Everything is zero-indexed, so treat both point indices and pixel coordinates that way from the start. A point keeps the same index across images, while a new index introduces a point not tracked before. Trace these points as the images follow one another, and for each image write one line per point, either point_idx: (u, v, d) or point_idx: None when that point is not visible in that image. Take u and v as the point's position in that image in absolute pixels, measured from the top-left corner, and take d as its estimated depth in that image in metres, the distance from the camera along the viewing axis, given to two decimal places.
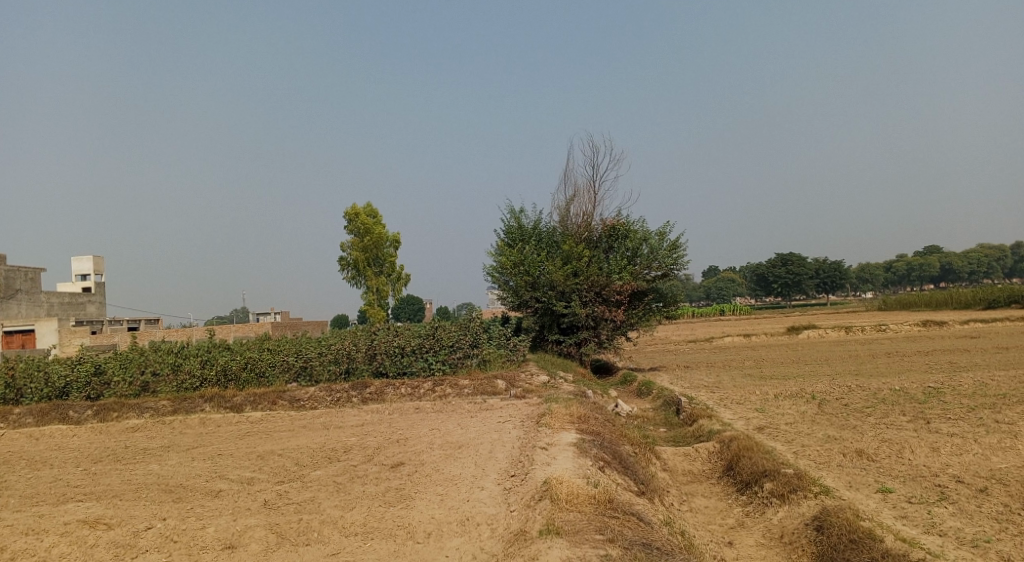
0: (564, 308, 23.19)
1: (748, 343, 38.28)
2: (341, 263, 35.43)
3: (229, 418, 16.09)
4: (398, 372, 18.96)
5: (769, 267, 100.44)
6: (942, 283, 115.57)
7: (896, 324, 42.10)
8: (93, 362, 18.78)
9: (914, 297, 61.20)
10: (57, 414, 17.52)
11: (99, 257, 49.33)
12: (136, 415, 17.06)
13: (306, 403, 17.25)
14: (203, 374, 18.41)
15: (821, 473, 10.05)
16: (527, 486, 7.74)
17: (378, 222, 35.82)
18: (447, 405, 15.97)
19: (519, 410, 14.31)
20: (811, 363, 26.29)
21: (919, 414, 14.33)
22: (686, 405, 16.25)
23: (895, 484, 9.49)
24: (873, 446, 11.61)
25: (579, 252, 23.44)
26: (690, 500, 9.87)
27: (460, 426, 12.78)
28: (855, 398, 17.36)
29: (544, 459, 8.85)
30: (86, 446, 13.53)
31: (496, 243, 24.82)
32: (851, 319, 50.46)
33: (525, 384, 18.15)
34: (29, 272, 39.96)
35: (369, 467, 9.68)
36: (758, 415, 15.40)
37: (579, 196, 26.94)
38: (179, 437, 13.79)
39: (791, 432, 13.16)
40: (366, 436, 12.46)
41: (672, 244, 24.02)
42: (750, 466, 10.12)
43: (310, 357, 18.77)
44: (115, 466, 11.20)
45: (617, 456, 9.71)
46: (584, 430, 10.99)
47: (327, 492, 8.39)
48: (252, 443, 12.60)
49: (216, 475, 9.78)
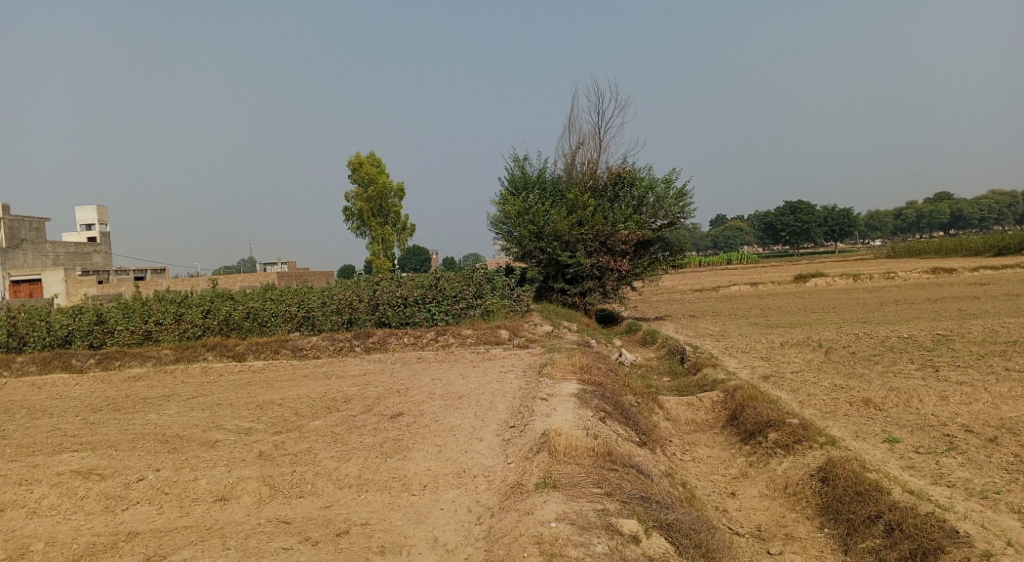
0: (569, 258, 22.87)
1: (755, 291, 38.01)
2: (346, 214, 35.06)
3: (231, 367, 16.04)
4: (400, 322, 18.81)
5: (779, 214, 99.45)
6: (953, 230, 114.35)
7: (905, 272, 41.68)
8: (94, 311, 18.68)
9: (924, 244, 60.55)
10: (60, 363, 17.51)
11: (103, 207, 49.11)
12: (139, 365, 17.04)
13: (308, 352, 17.17)
14: (206, 323, 18.32)
15: (827, 423, 9.87)
16: (526, 437, 7.57)
17: (383, 171, 35.28)
18: (450, 355, 15.88)
19: (522, 360, 14.18)
20: (818, 312, 26.01)
21: (927, 362, 14.12)
22: (690, 354, 16.09)
23: (903, 433, 9.30)
24: (880, 396, 11.41)
25: (585, 201, 23.00)
26: (693, 450, 9.74)
27: (462, 376, 12.66)
28: (861, 346, 17.15)
29: (545, 410, 8.67)
30: (87, 395, 13.51)
31: (500, 193, 24.40)
32: (859, 267, 50.02)
33: (528, 334, 18.03)
34: (34, 222, 39.86)
35: (368, 418, 9.56)
36: (763, 364, 15.24)
37: (585, 143, 26.29)
38: (180, 387, 13.74)
39: (796, 381, 12.98)
40: (366, 385, 12.35)
41: (679, 192, 23.48)
42: (755, 416, 9.94)
43: (312, 307, 18.60)
44: (114, 415, 11.15)
45: (619, 406, 9.55)
46: (586, 380, 10.83)
47: (324, 443, 8.28)
48: (252, 392, 12.52)
49: (213, 425, 9.69)
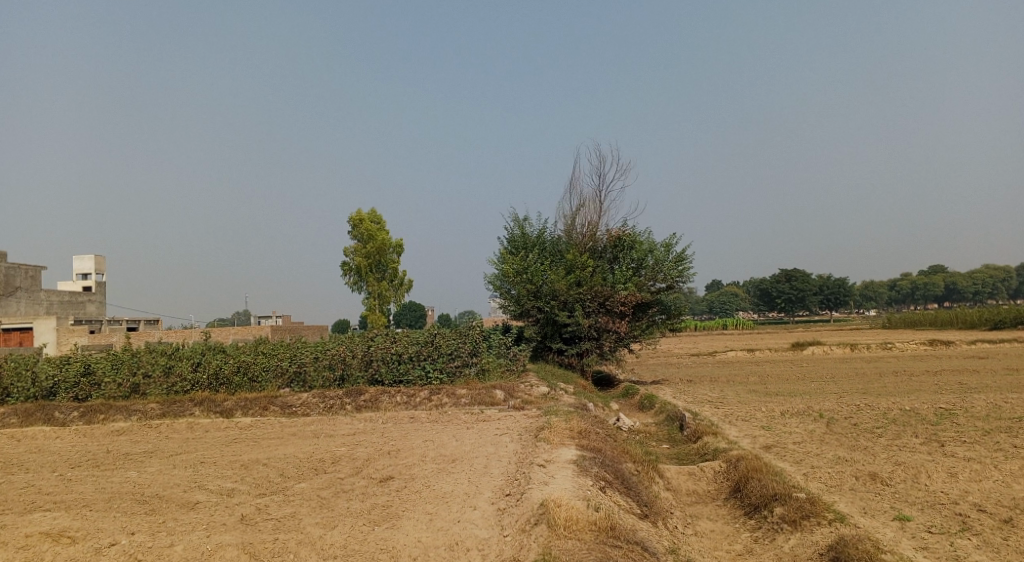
0: (566, 319, 22.66)
1: (752, 358, 37.69)
2: (343, 269, 34.99)
3: (218, 423, 15.59)
4: (394, 380, 18.43)
5: (774, 281, 99.93)
6: (947, 302, 114.87)
7: (902, 343, 41.50)
8: (82, 362, 18.31)
9: (920, 315, 60.57)
10: (42, 415, 17.02)
11: (101, 257, 49.10)
12: (123, 418, 16.56)
13: (298, 409, 16.75)
14: (195, 377, 17.93)
15: (833, 498, 9.52)
16: (523, 507, 7.22)
17: (382, 228, 35.43)
18: (444, 416, 15.48)
19: (518, 423, 13.82)
20: (817, 380, 25.69)
21: (933, 436, 13.79)
22: (690, 421, 15.72)
23: (913, 511, 8.95)
24: (887, 470, 11.06)
25: (584, 262, 22.97)
26: (695, 523, 9.34)
27: (455, 438, 12.28)
28: (864, 417, 16.81)
29: (542, 477, 8.32)
30: (68, 449, 13.04)
31: (499, 251, 24.40)
32: (856, 335, 49.91)
33: (524, 395, 17.67)
34: (30, 270, 39.69)
35: (357, 481, 9.17)
36: (764, 434, 14.87)
37: (585, 205, 26.47)
38: (163, 443, 13.29)
39: (799, 452, 12.62)
40: (357, 446, 11.95)
41: (678, 256, 23.50)
42: (759, 489, 9.58)
43: (305, 362, 18.24)
44: (93, 472, 10.71)
45: (619, 475, 9.20)
46: (584, 446, 10.48)
47: (309, 508, 7.89)
48: (238, 451, 12.10)
49: (195, 485, 9.27)
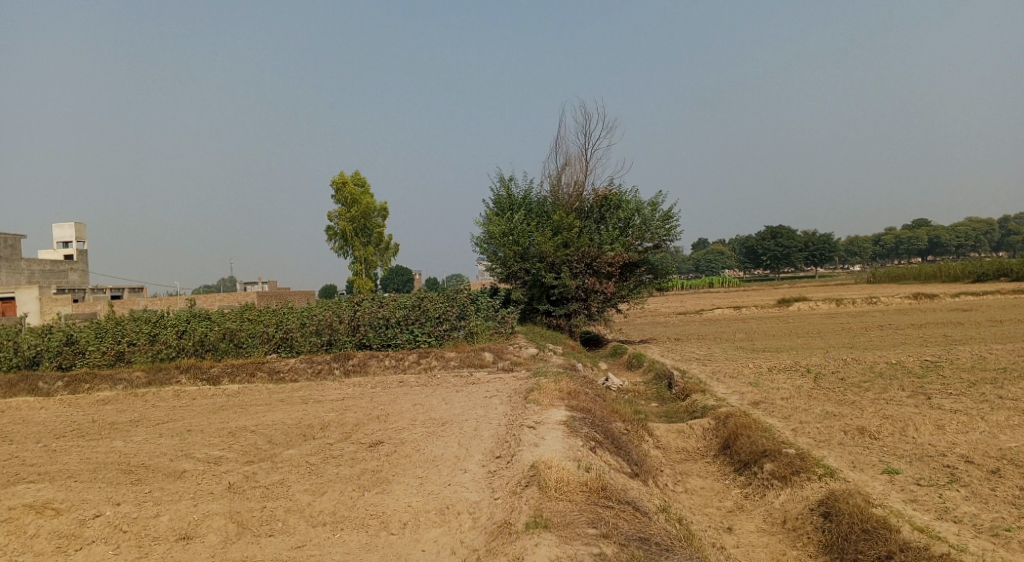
0: (554, 280, 22.56)
1: (739, 315, 37.92)
2: (328, 233, 34.56)
3: (205, 391, 15.46)
4: (382, 344, 18.31)
5: (760, 238, 100.29)
6: (930, 256, 115.95)
7: (887, 297, 41.84)
8: (64, 332, 18.03)
9: (904, 269, 61.03)
10: (26, 385, 16.80)
11: (81, 224, 48.26)
12: (109, 387, 16.37)
13: (286, 375, 16.64)
14: (180, 344, 17.72)
15: (822, 453, 9.57)
16: (514, 469, 7.16)
17: (366, 191, 34.93)
18: (433, 379, 15.42)
19: (507, 384, 13.77)
20: (803, 336, 25.87)
21: (919, 389, 13.90)
22: (678, 379, 15.77)
23: (902, 464, 9.01)
24: (875, 424, 11.13)
25: (570, 222, 22.77)
26: (686, 480, 9.37)
27: (444, 401, 12.21)
28: (850, 372, 16.94)
29: (532, 439, 8.26)
30: (52, 419, 12.87)
31: (485, 213, 24.11)
32: (841, 291, 50.33)
33: (513, 357, 17.63)
34: (9, 239, 38.98)
35: (346, 446, 9.08)
36: (752, 390, 14.95)
37: (571, 165, 26.13)
38: (150, 411, 13.15)
39: (787, 408, 12.69)
40: (346, 411, 11.86)
41: (665, 215, 23.35)
42: (749, 446, 9.60)
43: (291, 328, 18.05)
44: (78, 442, 10.56)
45: (609, 435, 9.16)
46: (574, 406, 10.44)
47: (298, 474, 7.81)
48: (226, 418, 11.99)
49: (181, 454, 9.15)
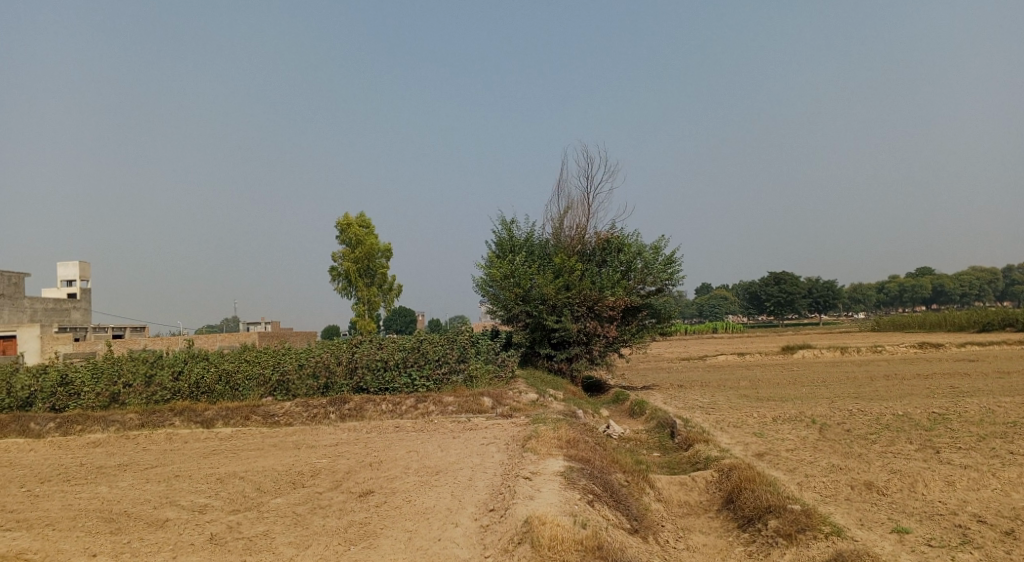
0: (555, 323, 22.35)
1: (743, 361, 37.49)
2: (331, 274, 34.53)
3: (198, 434, 15.15)
4: (379, 388, 18.00)
5: (763, 285, 100.19)
6: (935, 305, 115.42)
7: (893, 345, 41.41)
8: (59, 372, 17.81)
9: (909, 317, 60.59)
10: (16, 426, 16.51)
11: (85, 263, 48.36)
12: (101, 430, 16.07)
13: (281, 419, 16.34)
14: (175, 386, 17.47)
15: (828, 509, 9.24)
16: (507, 524, 6.89)
17: (370, 233, 35.03)
18: (430, 425, 15.12)
19: (505, 431, 13.47)
20: (808, 384, 25.49)
21: (927, 442, 13.54)
22: (681, 428, 15.43)
23: (912, 523, 8.68)
24: (883, 478, 10.79)
25: (572, 265, 22.68)
26: (688, 536, 9.03)
27: (440, 448, 11.91)
28: (857, 423, 16.57)
29: (528, 491, 7.97)
30: (40, 462, 12.58)
31: (486, 255, 24.06)
32: (846, 339, 49.90)
33: (513, 402, 17.32)
34: (14, 277, 39.05)
35: (335, 496, 8.80)
36: (756, 440, 14.60)
37: (573, 208, 26.19)
38: (139, 455, 12.84)
39: (792, 460, 12.34)
40: (338, 457, 11.56)
41: (667, 259, 23.26)
42: (753, 501, 9.28)
43: (287, 370, 17.78)
44: (63, 487, 10.28)
45: (608, 487, 8.87)
46: (572, 456, 10.15)
47: (284, 525, 7.53)
48: (216, 463, 11.69)
49: (166, 501, 8.87)
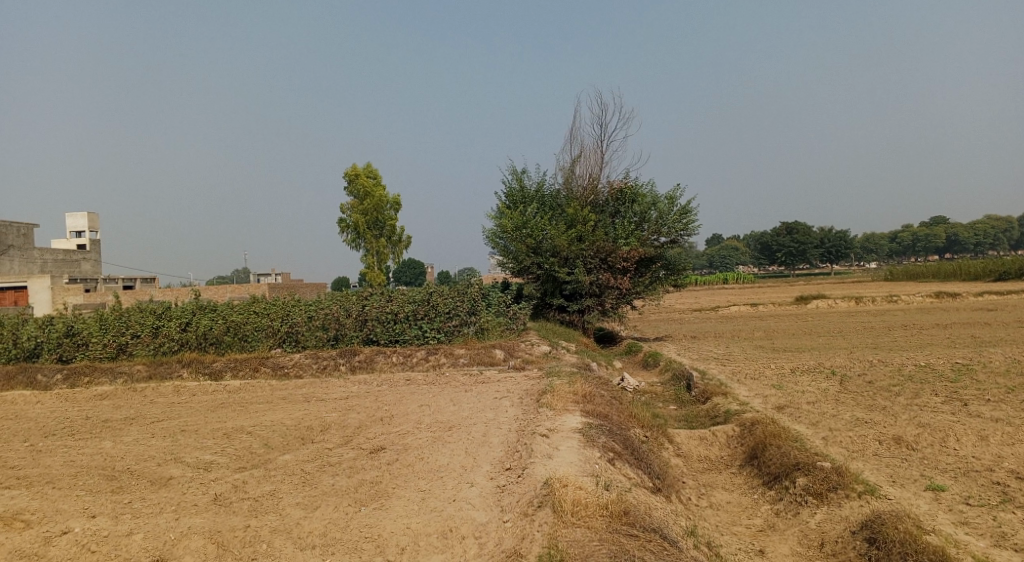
0: (567, 276, 21.84)
1: (756, 312, 37.04)
2: (340, 226, 34.01)
3: (206, 386, 14.94)
4: (390, 340, 17.69)
5: (775, 234, 99.22)
6: (949, 254, 114.08)
7: (908, 295, 40.76)
8: (65, 323, 17.57)
9: (923, 267, 59.74)
10: (24, 378, 16.38)
11: (94, 214, 47.96)
12: (109, 381, 15.92)
13: (290, 370, 16.10)
14: (184, 338, 17.20)
15: (857, 466, 8.85)
16: (525, 485, 6.52)
17: (379, 183, 34.36)
18: (441, 377, 14.82)
19: (519, 384, 13.12)
20: (824, 335, 25.02)
21: (954, 394, 13.09)
22: (698, 381, 15.05)
23: (946, 480, 8.29)
24: (912, 432, 10.38)
25: (585, 216, 22.06)
26: (710, 494, 8.70)
27: (453, 402, 11.57)
28: (879, 374, 16.14)
29: (546, 449, 7.59)
30: (45, 415, 12.37)
31: (497, 206, 23.49)
32: (859, 289, 49.36)
33: (525, 355, 17.00)
34: (22, 228, 38.68)
35: (345, 453, 8.46)
36: (776, 393, 14.19)
37: (585, 157, 25.39)
38: (146, 408, 12.61)
39: (815, 413, 11.93)
40: (349, 411, 11.25)
41: (682, 209, 22.58)
42: (779, 457, 8.90)
43: (296, 322, 17.40)
44: (66, 441, 10.03)
45: (629, 444, 8.48)
46: (590, 412, 9.76)
47: (291, 484, 7.21)
48: (224, 417, 11.41)
49: (169, 458, 8.56)
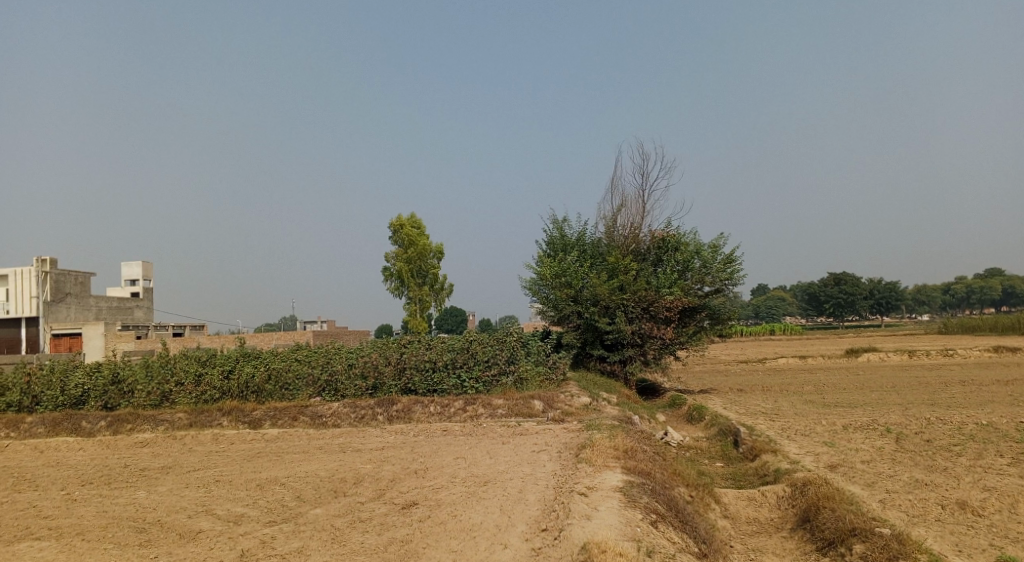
0: (608, 325, 21.50)
1: (805, 365, 35.80)
2: (384, 274, 34.40)
3: (244, 435, 14.94)
4: (428, 389, 17.48)
5: (823, 285, 96.90)
6: (1007, 306, 109.57)
7: (966, 349, 38.98)
8: (111, 370, 17.91)
9: (979, 320, 57.32)
10: (69, 425, 16.66)
11: (148, 263, 49.56)
12: (150, 429, 16.07)
13: (328, 420, 16.01)
14: (224, 386, 17.31)
15: (919, 532, 8.23)
16: (561, 549, 6.19)
17: (422, 233, 34.78)
18: (478, 429, 14.52)
19: (557, 438, 12.76)
20: (877, 390, 23.93)
21: (1021, 456, 12.24)
22: (745, 437, 14.43)
23: (1019, 551, 7.61)
24: (979, 496, 9.65)
25: (627, 264, 21.83)
26: (760, 560, 8.17)
27: (489, 455, 11.27)
28: (938, 432, 15.25)
29: (583, 509, 7.24)
30: (85, 463, 12.47)
31: (537, 255, 23.44)
32: (912, 342, 47.54)
33: (565, 406, 16.61)
34: (79, 277, 40.08)
35: (377, 507, 8.25)
36: (828, 451, 13.49)
37: (627, 206, 25.28)
38: (183, 456, 12.62)
39: (870, 474, 11.24)
40: (383, 463, 11.04)
41: (727, 258, 22.17)
42: (834, 521, 8.33)
43: (336, 370, 17.42)
44: (102, 490, 10.05)
45: (672, 505, 8.06)
46: (631, 468, 9.36)
47: (320, 541, 7.01)
48: (259, 467, 11.33)
49: (201, 510, 8.46)
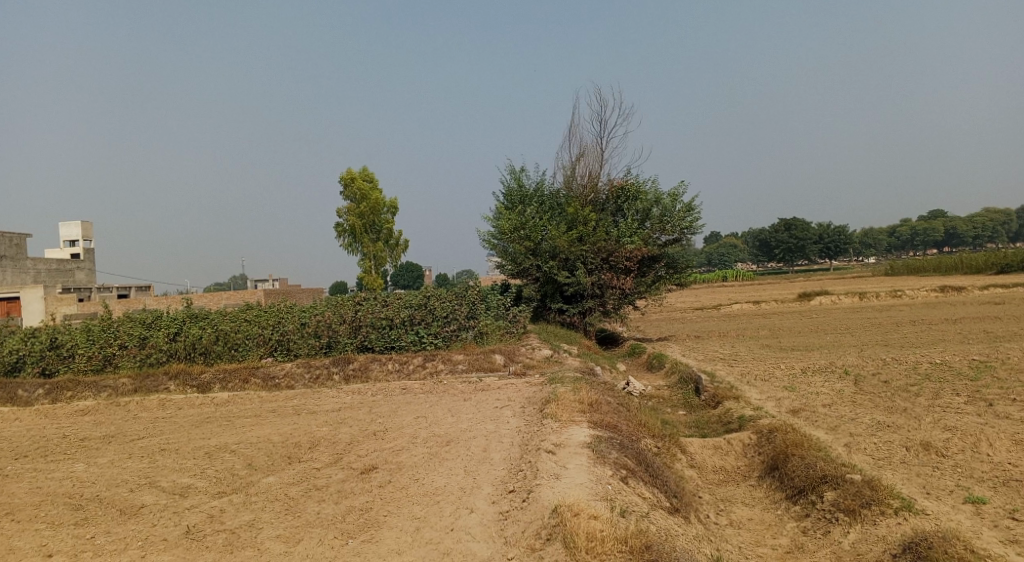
0: (567, 277, 21.18)
1: (759, 310, 36.33)
2: (337, 230, 33.34)
3: (192, 399, 14.26)
4: (385, 347, 16.93)
5: (773, 232, 98.64)
6: (947, 248, 113.84)
7: (912, 289, 40.04)
8: (48, 335, 16.87)
9: (923, 261, 59.03)
10: (4, 394, 15.70)
11: (87, 223, 47.20)
12: (92, 396, 15.26)
13: (281, 381, 15.42)
14: (170, 348, 16.47)
15: (887, 475, 8.20)
16: (531, 513, 5.87)
17: (374, 187, 33.67)
18: (438, 386, 14.13)
19: (520, 392, 12.44)
20: (831, 333, 24.33)
21: (977, 394, 12.43)
22: (707, 385, 14.38)
23: (985, 490, 7.64)
24: (940, 436, 9.72)
25: (586, 215, 21.41)
26: (730, 510, 8.05)
27: (450, 413, 10.89)
28: (894, 373, 15.47)
29: (552, 468, 6.93)
30: (20, 434, 11.72)
31: (494, 207, 22.78)
32: (860, 284, 48.74)
33: (526, 359, 16.35)
34: (13, 238, 37.93)
35: (334, 473, 7.80)
36: (789, 395, 13.53)
37: (585, 155, 24.76)
38: (127, 424, 11.93)
39: (833, 418, 11.28)
40: (341, 425, 10.57)
41: (686, 206, 21.94)
42: (804, 469, 8.24)
43: (288, 329, 16.71)
44: (37, 464, 9.37)
45: (641, 459, 7.83)
46: (597, 423, 9.09)
47: (273, 512, 6.56)
48: (208, 433, 10.74)
49: (144, 483, 7.89)
